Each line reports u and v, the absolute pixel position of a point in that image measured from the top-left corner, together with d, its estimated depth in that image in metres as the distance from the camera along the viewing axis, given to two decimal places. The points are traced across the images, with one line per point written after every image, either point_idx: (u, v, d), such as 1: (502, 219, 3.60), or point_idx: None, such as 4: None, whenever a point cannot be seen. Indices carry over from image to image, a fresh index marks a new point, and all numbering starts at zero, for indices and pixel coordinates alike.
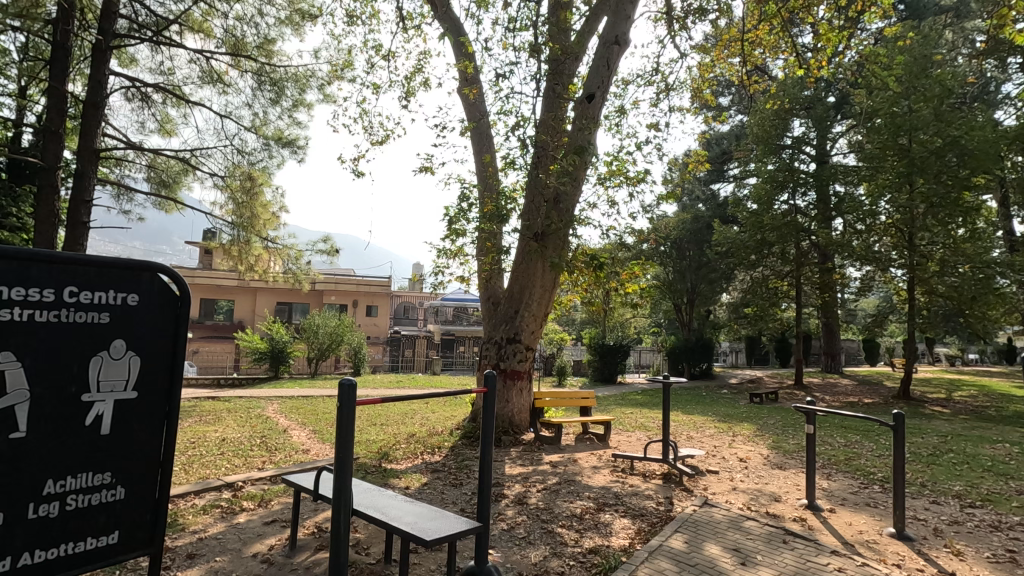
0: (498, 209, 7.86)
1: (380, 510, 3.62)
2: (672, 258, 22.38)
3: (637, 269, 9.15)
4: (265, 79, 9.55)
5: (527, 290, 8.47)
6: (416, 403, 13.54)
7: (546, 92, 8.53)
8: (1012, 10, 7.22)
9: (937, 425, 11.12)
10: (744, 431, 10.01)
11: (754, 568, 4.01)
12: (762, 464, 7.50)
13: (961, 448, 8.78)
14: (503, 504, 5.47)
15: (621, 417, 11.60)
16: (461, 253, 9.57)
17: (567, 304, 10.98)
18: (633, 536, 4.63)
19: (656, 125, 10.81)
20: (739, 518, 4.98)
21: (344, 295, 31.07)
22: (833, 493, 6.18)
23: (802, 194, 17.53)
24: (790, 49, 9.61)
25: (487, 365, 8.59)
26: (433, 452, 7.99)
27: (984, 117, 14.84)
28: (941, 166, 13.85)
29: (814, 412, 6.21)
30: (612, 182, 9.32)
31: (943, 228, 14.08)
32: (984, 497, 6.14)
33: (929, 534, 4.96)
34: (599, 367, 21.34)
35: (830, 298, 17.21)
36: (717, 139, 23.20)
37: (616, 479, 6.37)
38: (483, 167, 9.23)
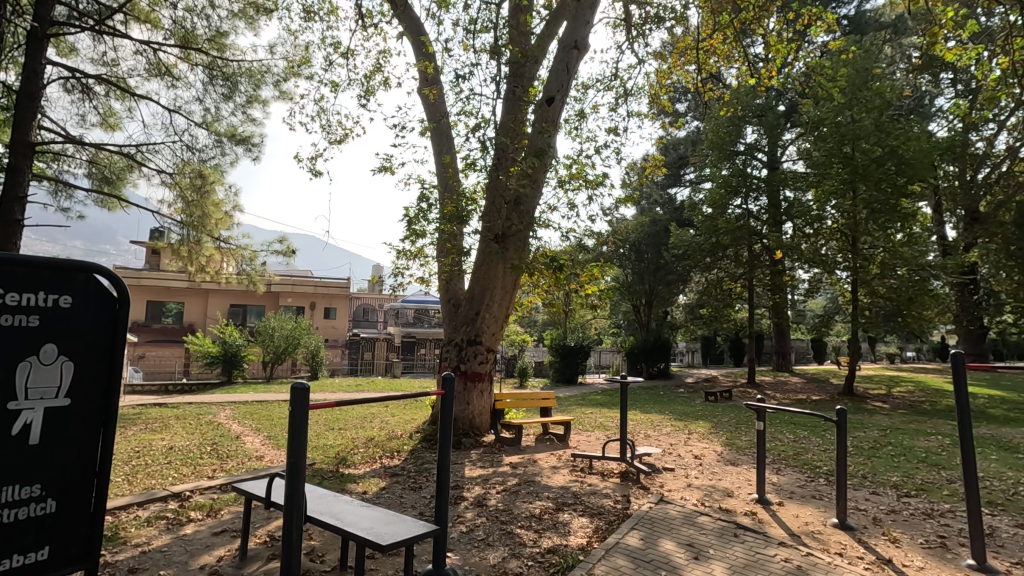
0: (458, 210, 7.85)
1: (336, 516, 3.54)
2: (631, 260, 22.81)
3: (596, 270, 9.26)
4: (217, 73, 9.22)
5: (488, 292, 8.46)
6: (375, 406, 13.34)
7: (507, 93, 8.58)
8: (943, 29, 7.73)
9: (877, 420, 11.71)
10: (699, 429, 10.29)
11: (706, 562, 4.12)
12: (715, 460, 7.73)
13: (899, 441, 9.28)
14: (462, 507, 5.45)
15: (581, 417, 11.75)
16: (422, 254, 9.47)
17: (528, 305, 11.03)
18: (591, 534, 4.69)
19: (614, 130, 11.06)
20: (693, 514, 5.10)
21: (301, 297, 30.37)
22: (782, 487, 6.42)
23: (754, 199, 18.19)
24: (743, 59, 9.96)
25: (448, 367, 8.55)
26: (392, 455, 7.88)
27: (920, 129, 15.78)
28: (881, 173, 14.64)
29: (764, 409, 6.41)
30: (572, 185, 9.44)
31: (883, 233, 14.81)
32: (918, 486, 6.52)
33: (869, 523, 5.22)
34: (560, 368, 21.52)
35: (780, 299, 17.86)
36: (674, 144, 23.80)
37: (575, 479, 6.43)
38: (444, 168, 9.16)
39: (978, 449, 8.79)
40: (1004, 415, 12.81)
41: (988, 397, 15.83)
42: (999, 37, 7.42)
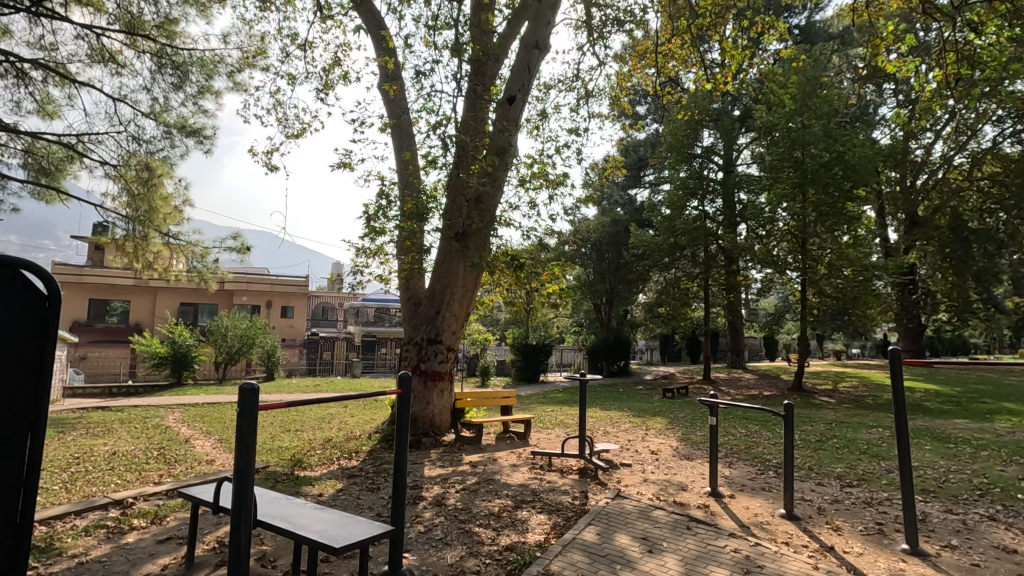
0: (418, 208, 7.76)
1: (287, 520, 3.44)
2: (592, 260, 23.13)
3: (557, 269, 9.31)
4: (166, 62, 8.85)
5: (449, 291, 8.40)
6: (334, 407, 13.08)
7: (468, 92, 8.56)
8: (884, 42, 8.12)
9: (824, 415, 12.22)
10: (656, 425, 10.50)
11: (659, 555, 4.21)
12: (671, 455, 7.91)
13: (843, 434, 9.72)
14: (420, 507, 5.40)
15: (541, 415, 11.84)
16: (381, 252, 9.35)
17: (489, 303, 11.03)
18: (548, 531, 4.73)
19: (575, 130, 11.20)
20: (648, 508, 5.21)
21: (257, 296, 29.49)
22: (734, 480, 6.63)
23: (710, 201, 18.72)
24: (700, 64, 10.19)
25: (407, 366, 8.47)
26: (350, 456, 7.74)
27: (865, 136, 16.55)
28: (829, 178, 15.29)
29: (717, 404, 6.58)
30: (533, 184, 9.48)
31: (830, 235, 15.45)
32: (860, 476, 6.85)
33: (814, 513, 5.44)
34: (522, 367, 21.59)
35: (735, 298, 18.41)
36: (634, 146, 24.24)
37: (535, 476, 6.47)
38: (404, 166, 9.05)
39: (914, 440, 9.30)
40: (938, 408, 13.61)
41: (925, 391, 16.76)
42: (935, 51, 7.84)
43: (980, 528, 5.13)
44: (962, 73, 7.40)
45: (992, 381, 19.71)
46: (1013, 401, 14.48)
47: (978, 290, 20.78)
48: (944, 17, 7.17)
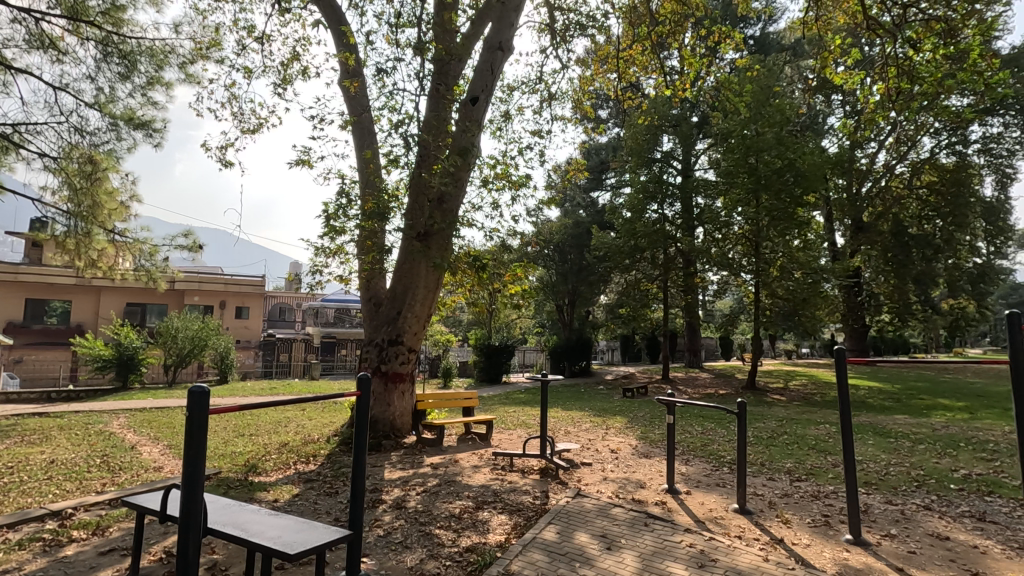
0: (379, 207, 7.62)
1: (240, 527, 3.33)
2: (555, 261, 23.34)
3: (519, 271, 9.32)
4: (112, 50, 8.44)
5: (410, 291, 8.31)
6: (291, 410, 12.74)
7: (431, 91, 8.49)
8: (832, 55, 8.51)
9: (776, 412, 12.69)
10: (616, 424, 10.67)
11: (618, 552, 4.28)
12: (630, 454, 8.05)
13: (793, 430, 10.11)
14: (380, 510, 5.33)
15: (503, 416, 11.85)
16: (341, 252, 9.17)
17: (451, 304, 10.96)
18: (509, 531, 4.74)
19: (538, 132, 11.29)
20: (607, 507, 5.29)
21: (209, 296, 28.45)
22: (690, 476, 6.80)
23: (669, 205, 19.14)
24: (660, 71, 10.43)
25: (368, 368, 8.34)
26: (307, 461, 7.55)
27: (814, 144, 17.26)
28: (781, 184, 15.88)
29: (674, 403, 6.72)
30: (496, 185, 9.49)
31: (782, 238, 16.05)
32: (808, 471, 7.14)
33: (765, 507, 5.64)
34: (485, 368, 21.56)
35: (692, 299, 18.88)
36: (596, 149, 24.60)
37: (496, 477, 6.47)
38: (364, 164, 8.89)
39: (858, 435, 9.76)
40: (881, 404, 14.33)
41: (868, 388, 17.62)
42: (878, 66, 8.27)
43: (916, 517, 5.43)
44: (903, 86, 7.82)
45: (929, 378, 20.89)
46: (947, 397, 15.38)
47: (916, 292, 21.96)
48: (887, 33, 7.56)
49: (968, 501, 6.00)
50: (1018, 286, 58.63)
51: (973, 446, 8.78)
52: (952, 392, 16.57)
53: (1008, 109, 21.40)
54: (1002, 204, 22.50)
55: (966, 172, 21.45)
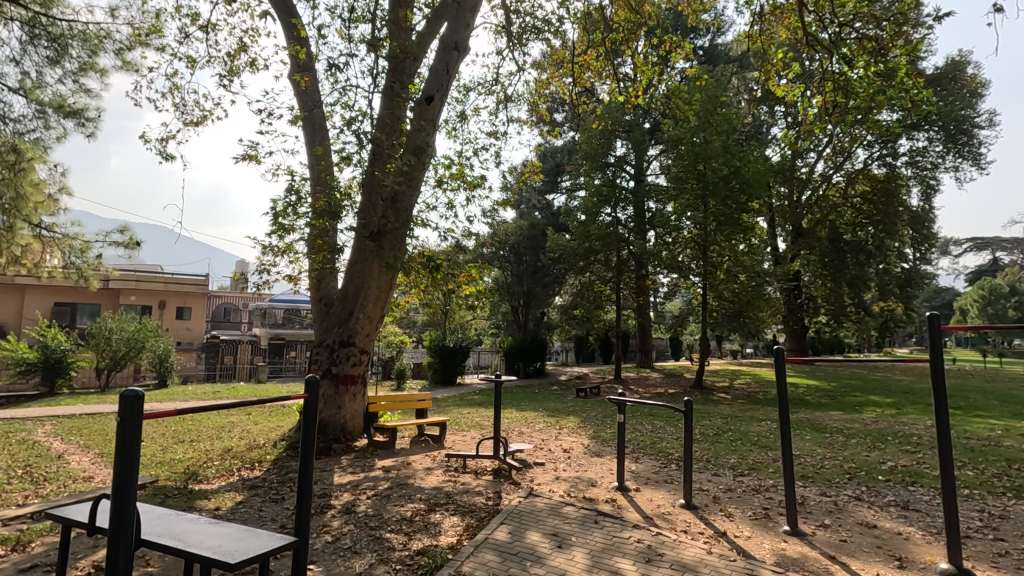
0: (330, 205, 7.43)
1: (177, 537, 3.17)
2: (510, 262, 23.44)
3: (474, 272, 9.28)
4: (40, 33, 7.90)
5: (362, 292, 8.15)
6: (235, 415, 12.26)
7: (384, 88, 8.38)
8: (774, 69, 8.93)
9: (721, 410, 13.16)
10: (569, 424, 10.80)
11: (568, 550, 4.33)
12: (582, 453, 8.18)
13: (737, 427, 10.52)
14: (328, 516, 5.20)
15: (457, 418, 11.80)
16: (291, 251, 8.90)
17: (404, 305, 10.82)
18: (461, 532, 4.72)
19: (494, 134, 11.30)
20: (559, 505, 5.34)
21: (148, 296, 27.04)
22: (640, 474, 6.96)
23: (622, 209, 19.56)
24: (614, 77, 10.65)
25: (318, 370, 8.14)
26: (252, 467, 7.29)
27: (758, 153, 18.01)
28: (728, 191, 16.51)
29: (625, 402, 6.86)
30: (451, 185, 9.45)
31: (729, 243, 16.67)
32: (751, 466, 7.44)
33: (710, 501, 5.84)
34: (439, 369, 21.38)
35: (644, 301, 19.33)
36: (552, 152, 24.85)
37: (449, 479, 6.43)
38: (315, 161, 8.67)
39: (797, 431, 10.26)
40: (818, 401, 15.09)
41: (807, 386, 18.53)
42: (816, 80, 8.74)
43: (848, 508, 5.75)
44: (839, 101, 8.31)
45: (862, 376, 22.15)
46: (877, 394, 16.37)
47: (851, 295, 23.29)
48: (825, 50, 8.01)
49: (894, 491, 6.40)
50: (940, 289, 63.04)
51: (899, 439, 9.38)
52: (881, 389, 17.63)
53: (932, 125, 23.00)
54: (926, 213, 24.13)
55: (895, 183, 22.92)
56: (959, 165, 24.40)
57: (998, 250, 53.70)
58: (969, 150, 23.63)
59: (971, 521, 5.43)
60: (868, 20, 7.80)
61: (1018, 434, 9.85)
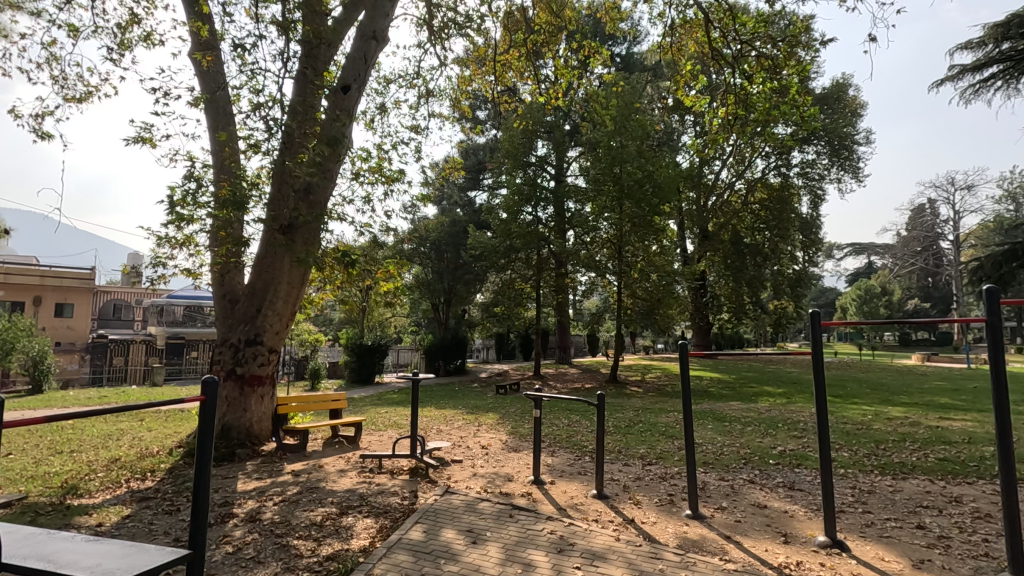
0: (234, 194, 6.95)
1: (47, 559, 2.84)
2: (431, 259, 23.19)
3: (392, 268, 9.04)
4: None
5: (272, 288, 7.72)
6: (125, 421, 11.22)
7: (297, 74, 7.99)
8: (684, 81, 9.40)
9: (633, 402, 13.79)
10: (488, 420, 10.87)
11: (482, 545, 4.35)
12: (500, 449, 8.26)
13: (647, 419, 11.07)
14: (230, 525, 4.88)
15: (375, 417, 11.53)
16: (192, 243, 8.27)
17: (318, 302, 10.36)
18: (374, 534, 4.61)
19: (415, 128, 11.13)
20: (475, 502, 5.36)
21: (20, 291, 24.21)
22: (555, 467, 7.13)
23: (542, 208, 19.86)
24: (534, 78, 10.82)
25: (220, 371, 7.63)
26: (143, 477, 6.70)
27: (670, 159, 18.97)
28: (642, 194, 17.24)
29: (541, 397, 6.96)
30: (368, 178, 9.21)
31: (641, 243, 17.48)
32: (658, 455, 7.85)
33: (620, 490, 6.11)
34: (356, 368, 20.75)
35: (563, 298, 19.76)
36: (474, 149, 24.84)
37: (362, 481, 6.25)
38: (219, 147, 8.10)
39: (700, 420, 10.95)
40: (720, 392, 16.21)
41: (711, 378, 19.83)
42: (720, 92, 9.31)
43: (743, 490, 6.22)
44: (740, 113, 8.94)
45: (758, 369, 24.05)
46: (772, 385, 17.86)
47: (749, 295, 25.21)
48: (728, 64, 8.66)
49: (782, 473, 7.02)
50: (824, 288, 69.86)
51: (788, 425, 10.28)
52: (775, 381, 19.22)
53: (820, 140, 25.30)
54: (814, 220, 26.55)
55: (788, 192, 25.08)
56: (841, 177, 27.04)
57: (872, 255, 60.20)
58: (850, 163, 26.24)
59: (845, 497, 6.06)
60: (766, 40, 8.46)
61: (885, 418, 11.10)
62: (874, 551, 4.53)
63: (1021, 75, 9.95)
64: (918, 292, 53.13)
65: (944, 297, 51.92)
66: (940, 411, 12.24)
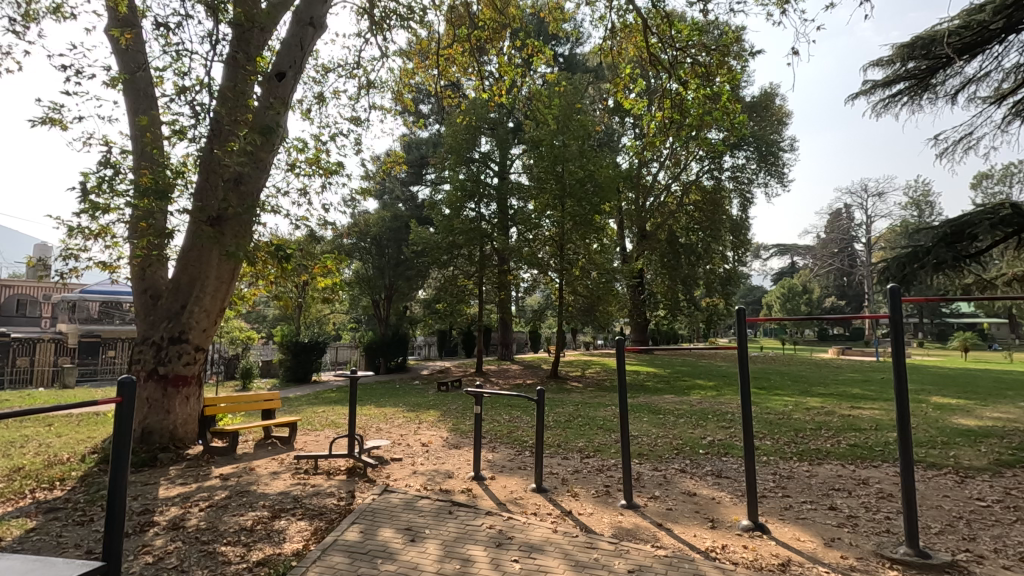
0: (156, 182, 6.53)
1: None
2: (372, 254, 22.72)
3: (330, 263, 8.72)
4: None
5: (198, 283, 7.31)
6: (30, 426, 10.30)
7: (227, 58, 7.61)
8: (624, 84, 9.61)
9: (573, 397, 14.05)
10: (429, 418, 10.78)
11: (421, 543, 4.32)
12: (440, 446, 8.22)
13: (587, 413, 11.34)
14: (149, 534, 4.60)
15: (311, 417, 11.16)
16: (108, 234, 7.70)
17: (250, 298, 9.88)
18: (308, 537, 4.47)
19: (355, 120, 10.84)
20: (414, 500, 5.32)
21: None
22: (495, 463, 7.17)
23: (485, 204, 19.81)
24: (478, 73, 10.77)
25: (141, 371, 7.18)
26: (51, 487, 6.19)
27: (610, 159, 19.42)
28: (583, 192, 17.60)
29: (482, 394, 6.96)
30: (303, 170, 8.88)
31: (583, 241, 17.79)
32: (596, 448, 8.06)
33: (559, 483, 6.23)
34: (291, 367, 20.01)
35: (506, 295, 19.82)
36: (417, 143, 24.54)
37: (297, 482, 6.05)
38: (139, 132, 7.57)
39: (636, 413, 11.32)
40: (655, 386, 16.80)
41: (647, 373, 20.52)
42: (658, 95, 9.62)
43: (674, 479, 6.49)
44: (675, 118, 9.34)
45: (691, 363, 25.16)
46: (704, 379, 18.68)
47: (683, 292, 26.28)
48: (665, 70, 9.03)
49: (710, 461, 7.39)
50: (752, 287, 73.97)
51: (716, 417, 10.81)
52: (705, 374, 20.17)
53: (749, 146, 26.68)
54: (743, 222, 27.97)
55: (720, 195, 26.32)
56: (767, 182, 28.56)
57: (794, 256, 64.15)
58: (776, 169, 27.74)
59: (767, 483, 6.45)
60: (699, 48, 8.87)
61: (804, 409, 11.90)
62: (791, 532, 4.85)
63: (923, 92, 10.90)
64: (835, 290, 57.17)
65: (856, 295, 56.06)
66: (852, 401, 13.25)
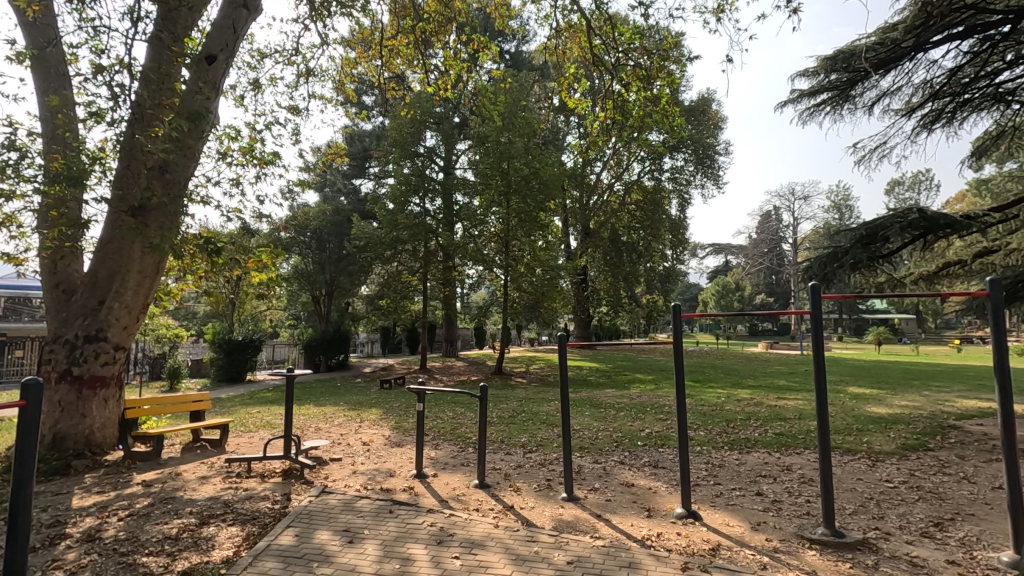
0: (69, 167, 6.03)
1: None
2: (312, 249, 22.11)
3: (265, 257, 8.33)
4: None
5: (117, 277, 6.82)
6: None
7: (151, 38, 7.15)
8: (568, 85, 9.70)
9: (517, 393, 14.15)
10: (370, 416, 10.56)
11: (360, 543, 4.24)
12: (382, 445, 8.07)
13: (531, 408, 11.44)
14: (61, 548, 4.26)
15: (244, 418, 10.67)
16: (14, 223, 7.06)
17: (177, 293, 9.31)
18: (239, 543, 4.28)
19: (292, 108, 10.44)
20: (353, 500, 5.20)
21: None
22: (438, 460, 7.12)
23: (430, 200, 19.55)
24: (423, 67, 10.57)
25: (51, 372, 6.63)
26: None
27: (555, 157, 19.61)
28: (528, 190, 17.74)
29: (424, 391, 6.87)
30: (236, 159, 8.47)
31: (528, 238, 17.90)
32: (538, 443, 8.16)
33: (501, 479, 6.26)
34: (224, 366, 19.06)
35: (450, 291, 19.67)
36: (359, 135, 23.93)
37: (228, 486, 5.79)
38: (50, 113, 6.98)
39: (578, 408, 11.54)
40: (597, 381, 17.19)
41: (590, 368, 20.95)
42: (602, 95, 9.79)
43: (613, 471, 6.67)
44: (618, 118, 9.53)
45: (632, 358, 25.88)
46: (644, 373, 19.26)
47: (625, 289, 26.98)
48: (608, 71, 9.20)
49: (648, 453, 7.64)
50: (688, 285, 77.00)
51: (654, 410, 11.20)
52: (645, 369, 20.86)
53: (687, 148, 27.70)
54: (682, 222, 28.99)
55: (660, 195, 27.23)
56: (704, 184, 29.69)
57: (728, 255, 67.20)
58: (712, 172, 28.90)
59: (700, 472, 6.73)
60: (641, 51, 9.10)
61: (735, 400, 12.51)
62: (720, 518, 5.09)
63: (844, 103, 11.66)
64: (764, 288, 60.43)
65: (784, 292, 59.38)
66: (778, 392, 14.06)
